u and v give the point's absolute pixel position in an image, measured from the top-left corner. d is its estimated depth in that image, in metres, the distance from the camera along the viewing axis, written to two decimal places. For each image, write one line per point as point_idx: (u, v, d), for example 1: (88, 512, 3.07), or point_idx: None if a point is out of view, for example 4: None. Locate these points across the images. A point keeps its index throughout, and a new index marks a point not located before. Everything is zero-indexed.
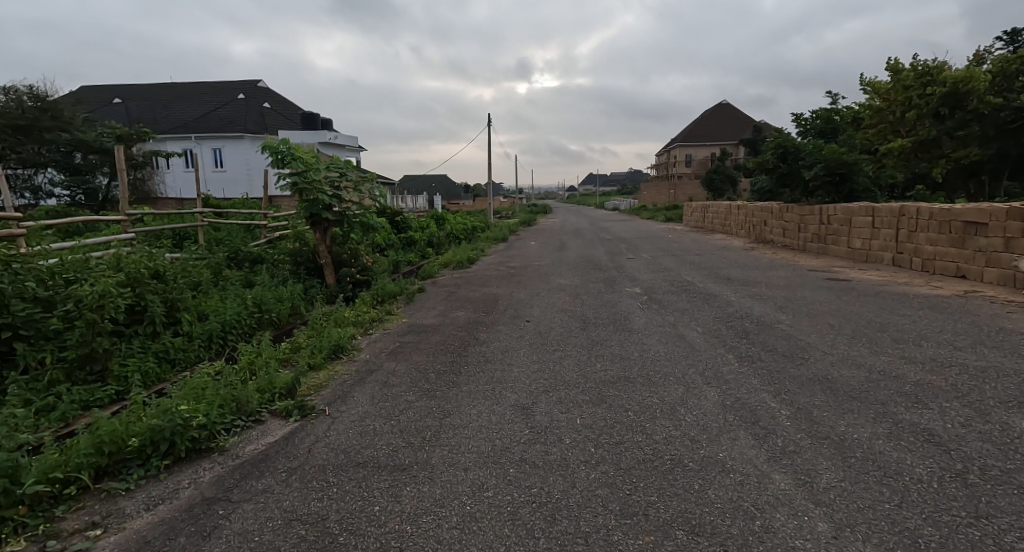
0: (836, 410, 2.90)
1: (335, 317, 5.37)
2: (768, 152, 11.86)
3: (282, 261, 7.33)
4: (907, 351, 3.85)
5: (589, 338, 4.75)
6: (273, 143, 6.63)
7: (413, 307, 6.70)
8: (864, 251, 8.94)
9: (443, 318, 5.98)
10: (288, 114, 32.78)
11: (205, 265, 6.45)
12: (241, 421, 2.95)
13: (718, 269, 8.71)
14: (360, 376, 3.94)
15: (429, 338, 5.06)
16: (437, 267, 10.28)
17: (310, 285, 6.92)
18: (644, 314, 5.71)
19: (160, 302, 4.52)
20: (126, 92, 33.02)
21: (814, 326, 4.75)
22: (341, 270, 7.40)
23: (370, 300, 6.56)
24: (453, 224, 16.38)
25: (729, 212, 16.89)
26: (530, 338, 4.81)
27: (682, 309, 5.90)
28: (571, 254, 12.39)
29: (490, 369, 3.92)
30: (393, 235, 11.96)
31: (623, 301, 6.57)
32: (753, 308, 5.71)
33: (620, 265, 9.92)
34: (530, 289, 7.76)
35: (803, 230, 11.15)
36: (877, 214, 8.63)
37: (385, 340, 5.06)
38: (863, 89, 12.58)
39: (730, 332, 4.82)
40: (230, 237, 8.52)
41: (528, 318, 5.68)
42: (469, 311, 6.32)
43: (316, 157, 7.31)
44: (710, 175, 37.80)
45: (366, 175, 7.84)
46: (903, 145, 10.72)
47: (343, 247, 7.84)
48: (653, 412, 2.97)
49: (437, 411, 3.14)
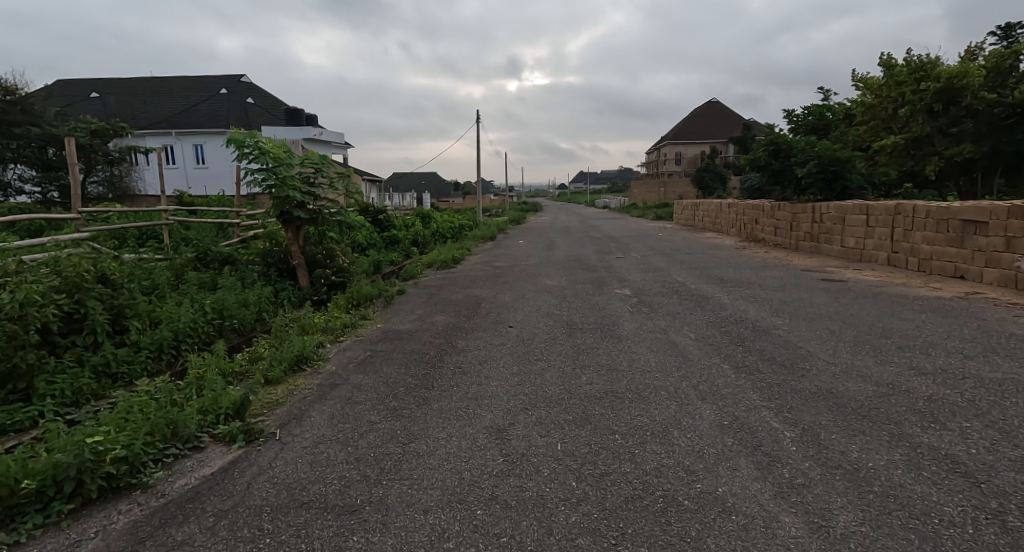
0: (846, 431, 2.60)
1: (302, 324, 4.99)
2: (759, 149, 11.64)
3: (252, 263, 6.93)
4: (915, 361, 3.57)
5: (574, 346, 4.43)
6: (240, 137, 6.25)
7: (390, 311, 6.33)
8: (858, 250, 8.72)
9: (421, 323, 5.63)
10: (272, 110, 32.11)
11: (166, 269, 6.04)
12: (173, 451, 2.57)
13: (710, 270, 8.44)
14: (321, 392, 3.58)
15: (404, 346, 4.71)
16: (420, 267, 9.92)
17: (281, 289, 6.52)
18: (634, 318, 5.41)
19: (105, 309, 4.14)
20: (105, 86, 32.18)
21: (813, 332, 4.47)
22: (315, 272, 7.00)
23: (344, 305, 6.19)
24: (440, 223, 16.01)
25: (720, 210, 16.68)
26: (512, 347, 4.48)
27: (674, 313, 5.60)
28: (559, 253, 12.07)
29: (465, 383, 3.58)
30: (375, 234, 11.58)
31: (611, 304, 6.26)
32: (748, 311, 5.42)
33: (609, 264, 9.62)
34: (516, 290, 7.42)
35: (795, 229, 10.94)
36: (871, 212, 8.42)
37: (356, 349, 4.69)
38: (855, 85, 12.40)
39: (724, 338, 4.52)
40: (199, 236, 8.12)
41: (510, 324, 5.35)
42: (450, 315, 5.97)
43: (288, 151, 6.94)
44: (700, 174, 37.72)
45: (343, 171, 7.49)
46: (896, 142, 10.53)
47: (318, 247, 7.46)
48: (643, 436, 2.65)
49: (402, 434, 2.80)
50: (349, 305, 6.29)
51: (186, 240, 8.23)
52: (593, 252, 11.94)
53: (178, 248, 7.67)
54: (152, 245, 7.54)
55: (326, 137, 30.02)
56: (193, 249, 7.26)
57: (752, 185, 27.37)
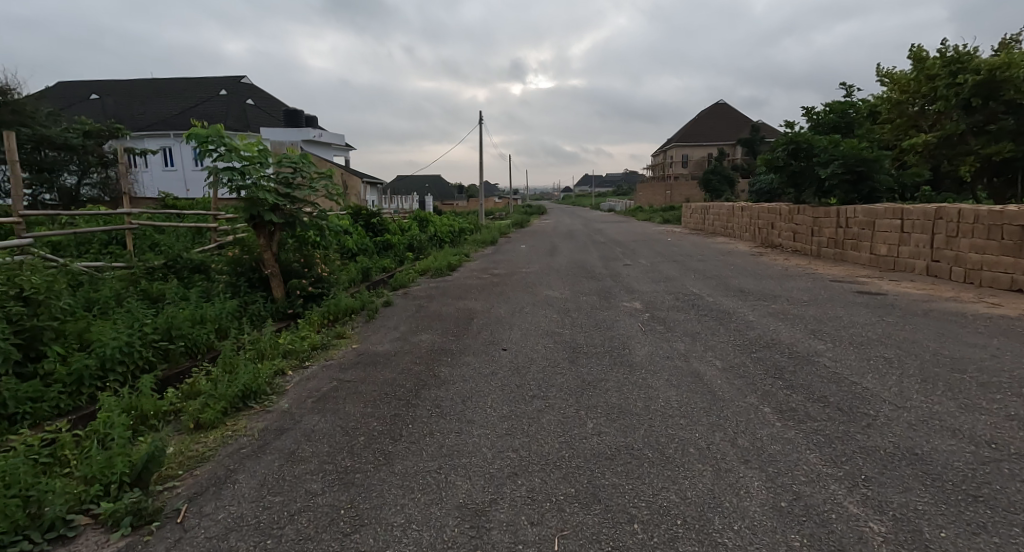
0: (959, 525, 1.85)
1: (261, 348, 4.26)
2: (778, 149, 10.86)
3: (220, 271, 6.21)
4: (1010, 406, 2.81)
5: (578, 377, 3.70)
6: (201, 131, 5.50)
7: (370, 328, 5.63)
8: (892, 259, 7.96)
9: (403, 344, 4.91)
10: (272, 111, 31.59)
11: (118, 283, 5.37)
12: (21, 548, 1.87)
13: (728, 280, 7.68)
14: (263, 441, 2.86)
15: (378, 374, 4.00)
16: (413, 274, 9.22)
17: (251, 301, 5.80)
18: (647, 340, 4.67)
19: (14, 332, 3.45)
20: (104, 87, 31.75)
21: (864, 362, 3.71)
22: (291, 282, 6.28)
23: (319, 321, 5.47)
24: (439, 226, 15.30)
25: (731, 214, 15.91)
26: (503, 378, 3.76)
27: (693, 333, 4.86)
28: (563, 260, 11.34)
29: (440, 432, 2.86)
30: (367, 239, 10.90)
31: (620, 321, 5.52)
32: (779, 333, 4.68)
33: (615, 273, 8.91)
34: (513, 303, 6.70)
35: (817, 235, 10.18)
36: (907, 216, 7.66)
37: (320, 378, 3.97)
38: (879, 80, 11.62)
39: (758, 368, 3.78)
40: (169, 243, 7.45)
41: (504, 346, 4.63)
42: (437, 334, 5.25)
43: (262, 148, 6.27)
44: (707, 176, 36.92)
45: (324, 171, 6.81)
46: (927, 141, 9.78)
47: (294, 254, 6.75)
48: (674, 528, 1.92)
49: (348, 518, 2.08)
50: (323, 320, 5.57)
51: (157, 246, 7.56)
52: (599, 259, 11.21)
53: (144, 255, 6.99)
54: (115, 252, 6.87)
55: (326, 139, 29.43)
56: (159, 257, 6.58)
57: (763, 187, 26.52)
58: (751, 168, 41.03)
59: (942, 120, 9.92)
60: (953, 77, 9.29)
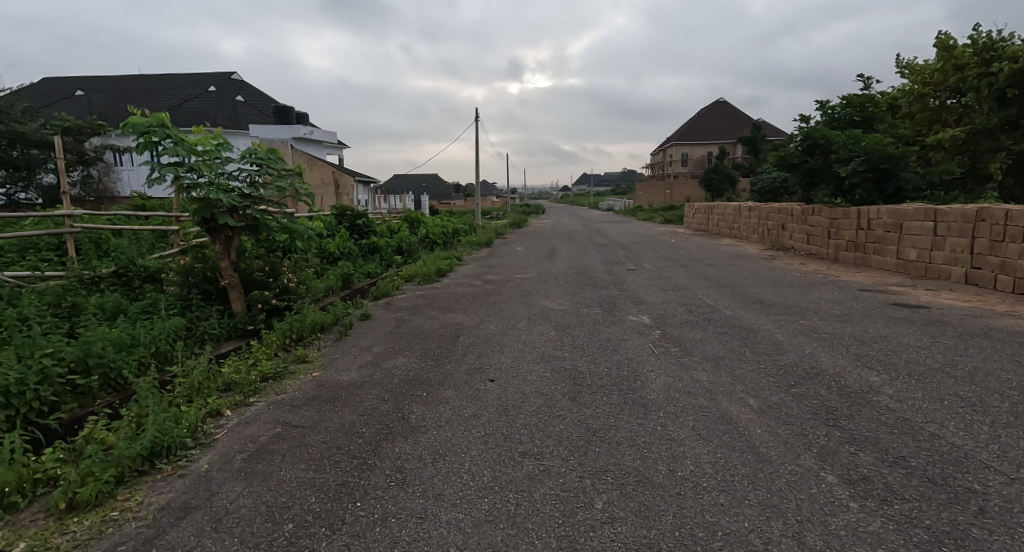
0: None
1: (195, 380, 3.46)
2: (792, 145, 10.12)
3: (171, 280, 5.44)
4: None
5: (581, 425, 2.96)
6: (140, 120, 4.69)
7: (340, 348, 4.89)
8: (923, 265, 7.25)
9: (373, 371, 4.15)
10: (263, 109, 30.74)
11: (39, 296, 4.54)
12: None
13: (744, 289, 6.94)
14: (157, 530, 2.08)
15: (336, 416, 3.24)
16: (398, 281, 8.48)
17: (203, 317, 5.02)
18: (661, 368, 3.93)
19: None
20: (91, 84, 30.83)
21: (941, 404, 2.98)
22: (252, 294, 5.51)
23: (280, 341, 4.71)
24: (431, 227, 14.52)
25: (737, 215, 15.19)
26: (488, 425, 3.00)
27: (716, 358, 4.11)
28: (562, 264, 10.57)
29: (395, 518, 2.10)
30: (351, 242, 10.15)
31: (629, 341, 4.77)
32: (819, 359, 3.93)
33: (619, 280, 8.16)
34: (506, 317, 5.96)
35: (834, 237, 9.46)
36: (942, 218, 6.96)
37: (262, 421, 3.20)
38: (899, 72, 10.91)
39: (804, 409, 3.04)
40: (121, 248, 6.63)
41: (492, 376, 3.87)
42: (415, 357, 4.49)
43: (219, 142, 5.53)
44: (708, 176, 36.28)
45: (292, 168, 6.06)
46: (955, 135, 9.18)
47: (259, 262, 5.97)
48: None
49: None
50: (286, 341, 4.81)
51: (111, 251, 6.75)
52: (600, 263, 10.46)
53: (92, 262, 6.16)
54: (56, 260, 6.04)
55: (317, 137, 28.48)
56: (108, 264, 5.76)
57: (768, 185, 25.78)
58: (753, 167, 40.28)
59: (971, 113, 9.33)
60: (987, 66, 8.71)
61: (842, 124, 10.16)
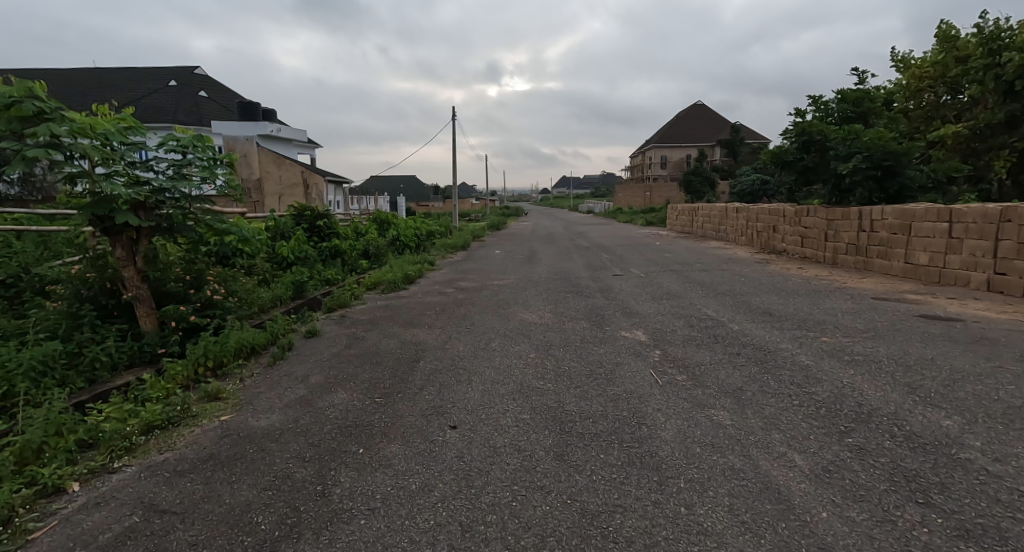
0: None
1: (32, 441, 2.45)
2: (786, 141, 9.48)
3: (61, 294, 4.38)
4: None
5: (574, 507, 2.08)
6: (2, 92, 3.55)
7: (270, 378, 3.94)
8: (936, 270, 6.63)
9: (300, 413, 3.22)
10: (228, 105, 29.22)
11: None
12: None
13: (747, 298, 6.18)
14: None
15: (230, 491, 2.29)
16: (358, 290, 7.55)
17: (95, 341, 3.99)
18: (671, 407, 3.09)
19: None
20: (39, 77, 28.80)
21: None
22: (166, 309, 4.49)
23: (189, 373, 3.71)
24: (402, 229, 13.52)
25: (724, 217, 14.61)
26: (441, 509, 2.09)
27: (736, 392, 3.30)
28: (543, 269, 9.75)
29: None
30: (308, 245, 9.14)
31: (625, 366, 3.94)
32: (864, 390, 3.15)
33: (606, 287, 7.35)
34: (477, 333, 5.09)
35: (833, 240, 8.84)
36: (958, 219, 6.35)
37: (117, 502, 2.21)
38: (895, 65, 10.41)
39: (875, 474, 2.23)
40: (17, 255, 5.52)
41: (454, 420, 2.99)
42: (361, 392, 3.57)
43: (127, 125, 4.58)
44: (688, 179, 36.06)
45: (220, 156, 5.20)
46: (957, 132, 8.69)
47: (179, 269, 4.94)
48: None
49: None
50: (198, 371, 3.82)
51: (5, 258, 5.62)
52: (584, 268, 9.66)
53: None
54: None
55: (286, 134, 27.10)
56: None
57: (747, 189, 25.56)
58: (732, 170, 40.26)
59: (973, 108, 8.85)
60: (993, 56, 8.20)
61: (838, 119, 9.58)
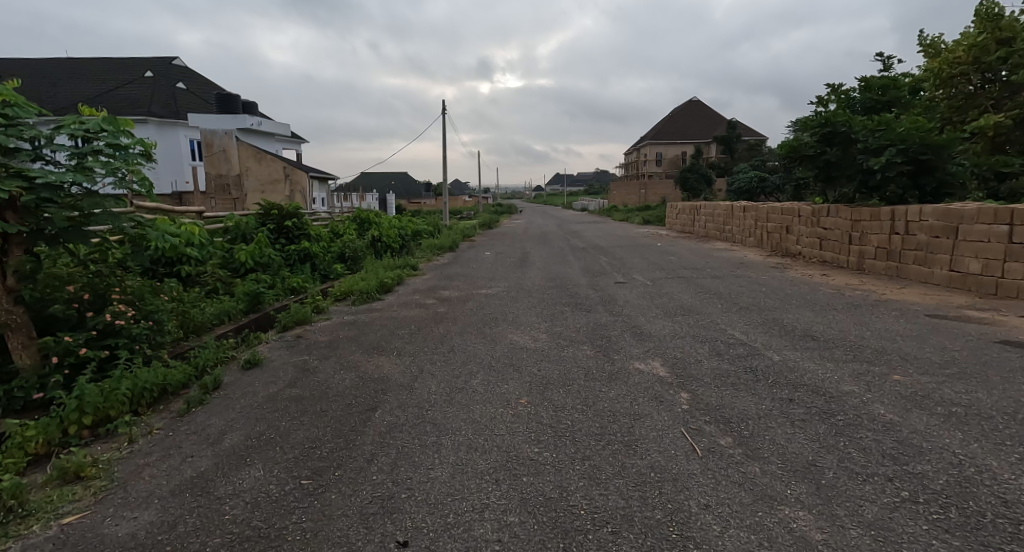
0: None
1: None
2: (805, 132, 8.55)
3: None
4: None
5: None
6: None
7: (167, 439, 2.92)
8: (993, 279, 5.72)
9: (186, 509, 2.21)
10: (207, 98, 27.91)
11: None
12: None
13: (777, 315, 5.23)
14: None
15: None
16: (325, 303, 6.55)
17: None
18: (724, 503, 2.11)
19: None
20: (8, 67, 27.35)
21: None
22: (45, 340, 3.44)
23: (49, 437, 2.71)
24: (385, 228, 12.48)
25: (730, 216, 13.70)
26: None
27: (810, 472, 2.33)
28: (535, 274, 8.80)
29: None
30: (272, 248, 8.12)
31: (646, 420, 2.97)
32: (999, 474, 2.19)
33: (608, 299, 6.38)
34: (454, 364, 4.10)
35: (858, 242, 7.94)
36: (1020, 221, 5.44)
37: None
38: (923, 48, 9.47)
39: None
40: None
41: (406, 531, 2.01)
42: (285, 465, 2.58)
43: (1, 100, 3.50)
44: (684, 176, 35.24)
45: (132, 141, 4.06)
46: (998, 122, 7.79)
47: (76, 285, 3.89)
48: None
49: None
50: (66, 431, 2.80)
51: None
52: (582, 274, 8.70)
53: None
54: None
55: (267, 128, 25.85)
56: None
57: (745, 186, 24.73)
58: (729, 166, 39.44)
59: (1016, 95, 7.95)
60: None
61: (862, 109, 8.67)
